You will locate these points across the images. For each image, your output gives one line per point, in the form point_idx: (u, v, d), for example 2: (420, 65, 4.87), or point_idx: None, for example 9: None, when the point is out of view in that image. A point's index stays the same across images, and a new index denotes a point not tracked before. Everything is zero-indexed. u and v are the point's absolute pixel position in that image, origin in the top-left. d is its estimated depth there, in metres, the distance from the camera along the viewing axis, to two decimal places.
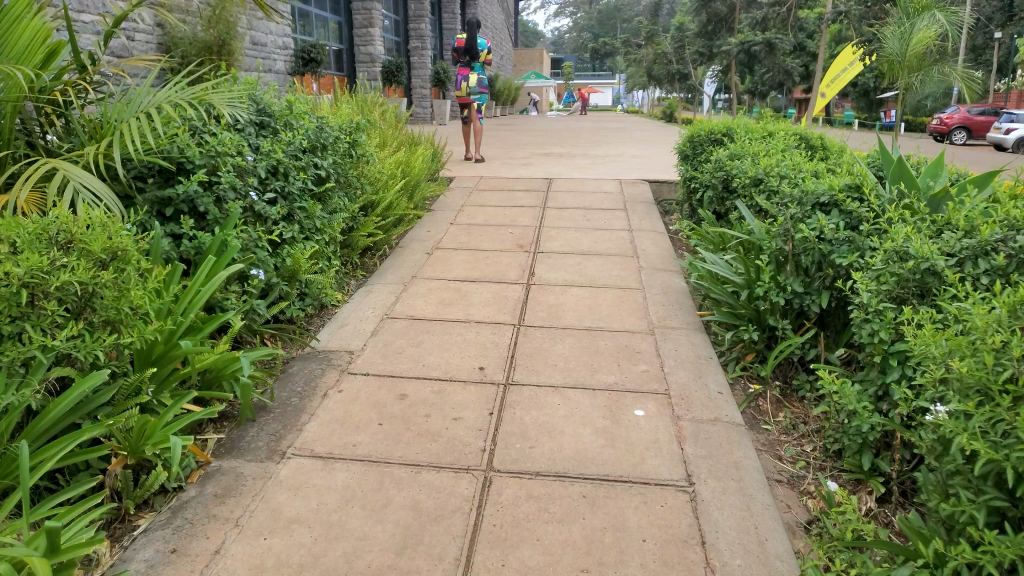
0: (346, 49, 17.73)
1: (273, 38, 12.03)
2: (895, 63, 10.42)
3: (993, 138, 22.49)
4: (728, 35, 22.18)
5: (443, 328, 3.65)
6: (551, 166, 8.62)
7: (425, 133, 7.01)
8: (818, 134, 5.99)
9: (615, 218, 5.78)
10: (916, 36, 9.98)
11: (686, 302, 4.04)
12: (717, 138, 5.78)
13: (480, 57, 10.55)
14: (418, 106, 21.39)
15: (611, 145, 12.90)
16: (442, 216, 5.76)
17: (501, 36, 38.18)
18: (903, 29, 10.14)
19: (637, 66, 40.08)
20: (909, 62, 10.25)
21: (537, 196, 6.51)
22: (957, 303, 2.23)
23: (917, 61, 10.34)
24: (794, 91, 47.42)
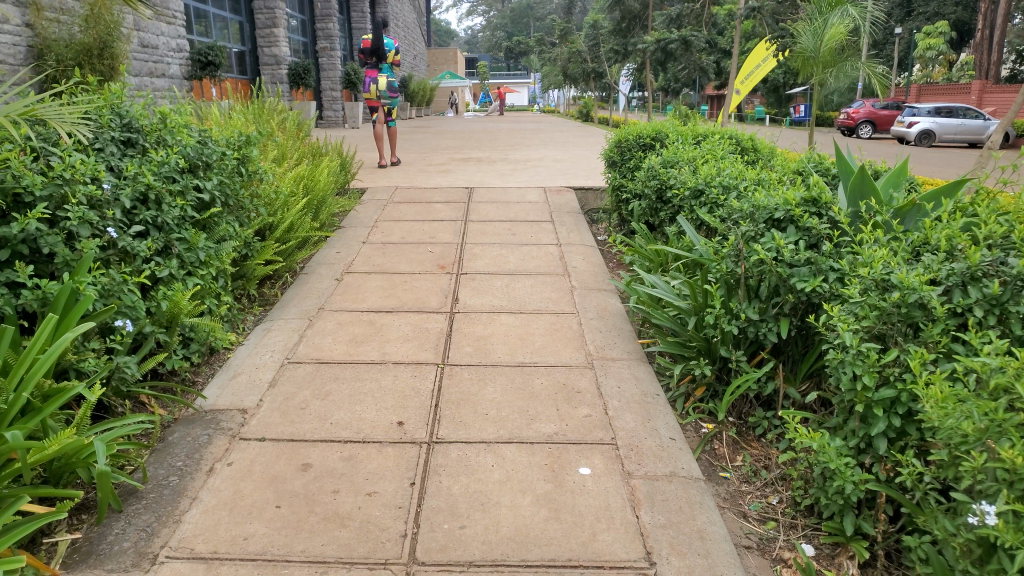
0: (249, 50, 16.83)
1: (165, 40, 11.17)
2: (810, 59, 10.54)
3: (897, 131, 23.51)
4: (642, 34, 22.26)
5: (354, 373, 3.17)
6: (472, 173, 8.22)
7: (332, 142, 6.48)
8: (747, 136, 5.79)
9: (543, 232, 5.41)
10: (828, 32, 10.10)
11: (624, 327, 3.69)
12: (645, 144, 5.49)
13: (390, 58, 10.02)
14: (329, 109, 20.63)
15: (531, 147, 12.60)
16: (353, 235, 5.26)
17: (413, 34, 37.50)
18: (816, 26, 10.26)
19: (551, 65, 40.14)
20: (824, 56, 10.35)
21: (457, 208, 6.09)
22: (960, 351, 1.98)
23: (831, 57, 10.45)
24: (705, 88, 48.56)
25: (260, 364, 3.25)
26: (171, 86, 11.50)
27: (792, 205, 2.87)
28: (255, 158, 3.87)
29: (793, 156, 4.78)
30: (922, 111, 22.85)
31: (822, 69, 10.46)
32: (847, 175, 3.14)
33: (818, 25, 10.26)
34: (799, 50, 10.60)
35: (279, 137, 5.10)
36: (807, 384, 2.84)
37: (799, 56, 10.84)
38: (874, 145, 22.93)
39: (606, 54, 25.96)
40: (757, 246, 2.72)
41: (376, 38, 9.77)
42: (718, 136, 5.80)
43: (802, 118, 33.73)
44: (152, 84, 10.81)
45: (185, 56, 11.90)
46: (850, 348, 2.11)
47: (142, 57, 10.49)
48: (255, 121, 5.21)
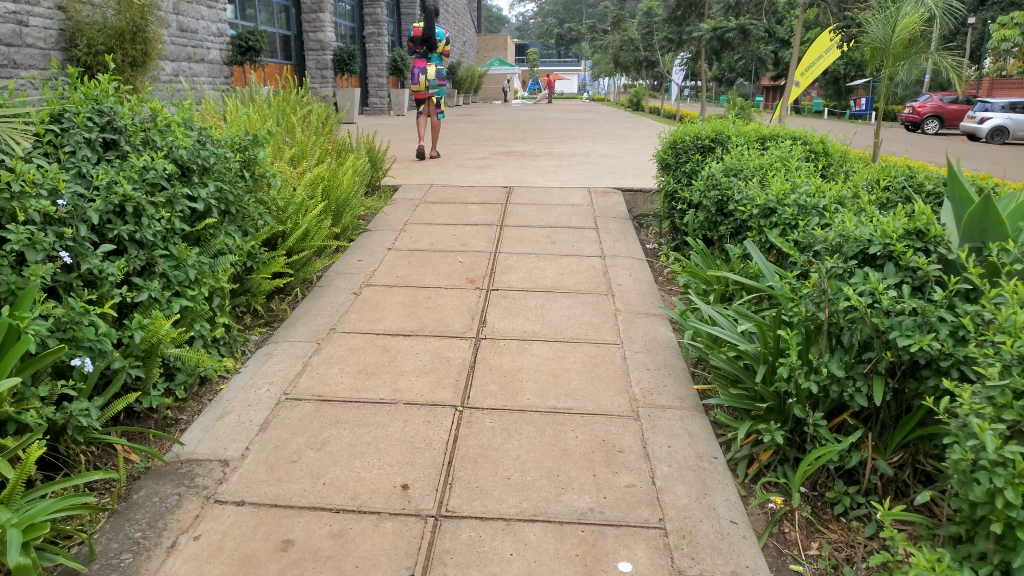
0: (294, 35, 16.63)
1: (204, 24, 10.90)
2: (879, 51, 9.79)
3: (965, 127, 22.27)
4: (698, 21, 21.41)
5: (359, 414, 2.73)
6: (513, 169, 7.75)
7: (364, 137, 6.08)
8: (817, 139, 5.19)
9: (587, 241, 4.91)
10: (901, 22, 9.34)
11: (676, 363, 3.18)
12: (703, 147, 4.94)
13: (439, 48, 9.58)
14: (376, 96, 20.45)
15: (580, 139, 12.04)
16: (379, 240, 4.84)
17: (464, 21, 37.16)
18: (888, 15, 9.52)
19: (602, 52, 39.28)
20: (897, 49, 9.58)
21: (493, 210, 5.63)
22: None
23: (904, 49, 9.67)
24: (761, 79, 47.11)
25: (255, 400, 2.85)
26: (210, 71, 11.23)
27: (892, 238, 2.32)
28: (264, 159, 3.47)
29: (873, 168, 4.21)
30: (996, 106, 21.63)
31: (893, 62, 9.69)
32: (959, 192, 2.56)
33: (890, 15, 9.51)
34: (867, 41, 9.84)
35: (301, 132, 4.69)
36: (898, 456, 2.35)
37: (868, 48, 10.07)
38: (941, 141, 21.72)
39: (659, 42, 25.15)
40: (850, 290, 2.20)
41: (426, 26, 9.32)
42: (782, 139, 5.23)
43: (862, 112, 32.31)
44: (188, 69, 10.52)
45: (226, 41, 11.62)
46: (986, 450, 1.60)
47: (180, 41, 10.22)
48: (276, 116, 4.82)
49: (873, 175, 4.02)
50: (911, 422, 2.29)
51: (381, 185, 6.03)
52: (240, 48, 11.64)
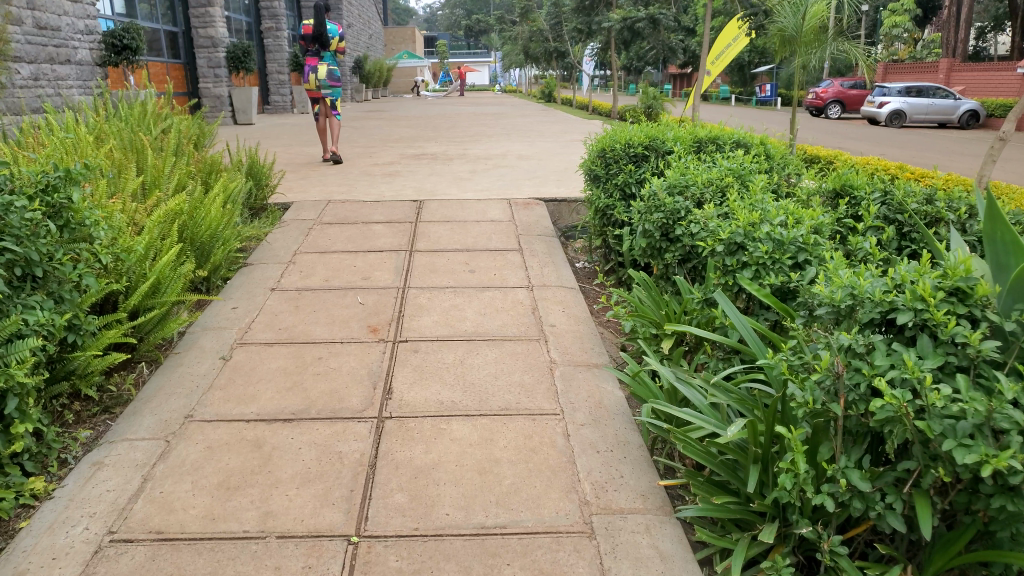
0: (181, 32, 15.25)
1: (69, 21, 9.61)
2: (789, 39, 9.62)
3: (865, 111, 22.74)
4: (607, 11, 21.13)
5: (210, 566, 1.95)
6: (423, 177, 7.02)
7: (244, 154, 5.22)
8: (756, 142, 4.68)
9: (510, 267, 4.23)
10: (810, 10, 9.27)
11: (632, 439, 2.55)
12: (636, 157, 4.33)
13: (332, 45, 8.73)
14: (277, 93, 19.37)
15: (494, 138, 11.37)
16: (259, 278, 4.03)
17: (369, 13, 35.88)
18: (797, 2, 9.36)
19: (512, 43, 38.74)
20: (807, 36, 9.48)
21: (400, 232, 4.89)
22: None
23: (814, 37, 9.61)
24: (669, 68, 47.64)
25: (62, 549, 2.02)
26: (79, 74, 9.95)
27: (928, 301, 1.70)
28: (83, 203, 2.64)
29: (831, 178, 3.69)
30: (893, 91, 22.13)
31: (804, 50, 9.59)
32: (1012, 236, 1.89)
33: (798, 2, 9.43)
34: (777, 29, 9.71)
35: (154, 154, 3.83)
36: None
37: (778, 36, 9.98)
38: (843, 126, 22.18)
39: (569, 33, 24.76)
40: (882, 383, 1.58)
41: (318, 22, 8.48)
42: (719, 145, 4.68)
43: (768, 98, 32.98)
44: (52, 72, 9.24)
45: (96, 40, 10.33)
46: None
47: (39, 40, 8.92)
48: (121, 135, 3.93)
49: (834, 188, 3.52)
50: (958, 541, 1.65)
51: (267, 208, 5.21)
52: (113, 47, 10.34)
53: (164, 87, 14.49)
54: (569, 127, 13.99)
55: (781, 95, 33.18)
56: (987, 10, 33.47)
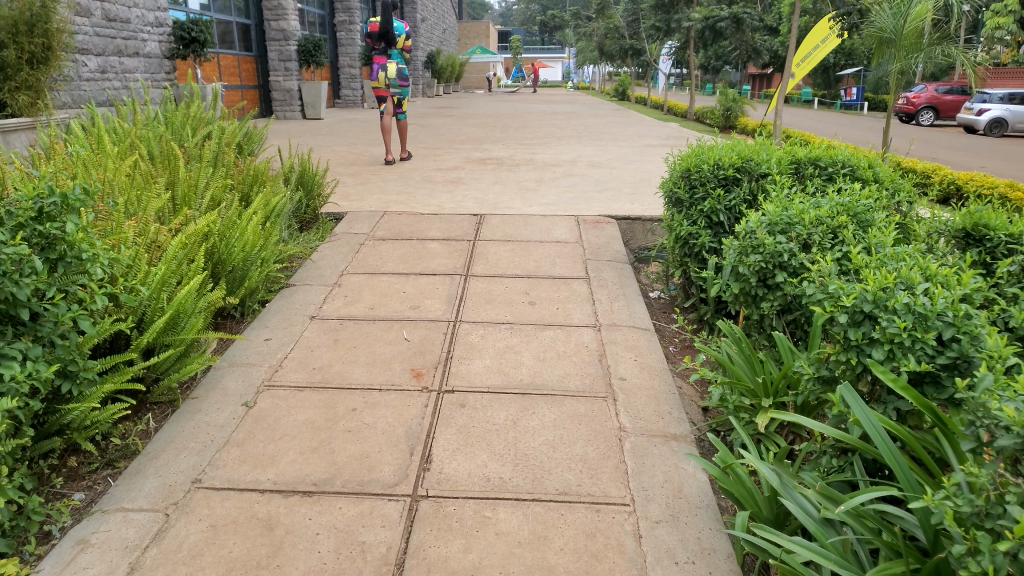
0: (254, 25, 15.30)
1: (139, 13, 9.59)
2: (890, 43, 9.06)
3: (962, 118, 21.26)
4: (687, 9, 20.35)
5: None
6: (487, 186, 6.62)
7: (295, 162, 4.93)
8: (864, 165, 4.08)
9: (575, 299, 3.77)
10: (914, 11, 8.72)
11: (719, 547, 2.07)
12: (725, 180, 3.80)
13: (400, 43, 8.41)
14: (348, 88, 19.38)
15: (565, 142, 10.90)
16: (300, 302, 3.68)
17: (444, 9, 35.87)
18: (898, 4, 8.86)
19: (587, 39, 38.14)
20: (908, 39, 8.93)
21: (457, 250, 4.49)
22: None
23: (917, 41, 9.00)
24: (748, 68, 46.15)
25: None
26: (148, 67, 9.91)
27: None
28: (83, 233, 2.28)
29: (961, 215, 3.14)
30: (994, 98, 20.64)
31: (904, 55, 9.04)
32: None
33: (901, 3, 8.90)
34: (876, 31, 9.18)
35: (189, 165, 3.54)
36: None
37: (876, 39, 9.41)
38: (937, 134, 20.82)
39: (646, 31, 24.05)
40: None
41: (385, 18, 8.18)
42: (821, 169, 4.10)
43: (853, 102, 31.46)
44: (119, 64, 9.19)
45: (165, 32, 10.30)
46: None
47: (107, 32, 8.90)
48: (154, 145, 3.66)
49: (964, 229, 3.03)
50: None
51: (319, 221, 4.90)
52: (181, 39, 10.27)
53: (235, 81, 14.53)
54: (643, 131, 13.40)
55: (868, 99, 31.60)
56: None
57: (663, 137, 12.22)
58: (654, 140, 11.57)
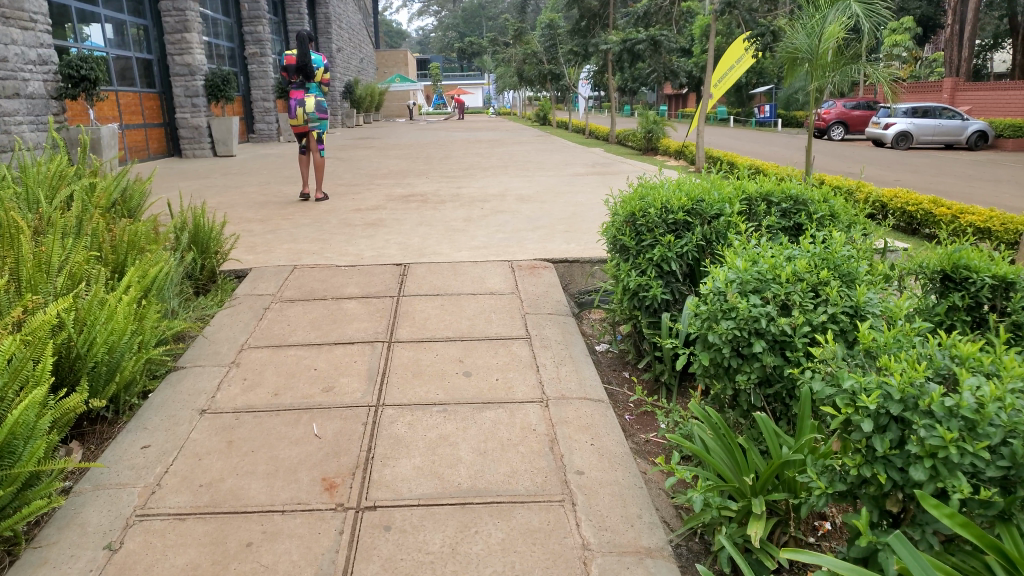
0: (156, 60, 14.39)
1: (18, 50, 8.63)
2: (807, 63, 9.07)
3: (871, 132, 22.07)
4: (604, 33, 20.43)
5: None
6: (411, 227, 6.14)
7: (186, 219, 4.31)
8: (818, 197, 3.75)
9: (516, 365, 3.28)
10: (826, 30, 8.70)
11: None
12: (675, 226, 3.39)
13: (318, 76, 7.87)
14: (262, 121, 18.63)
15: (491, 172, 10.52)
16: (189, 391, 3.07)
17: (361, 37, 35.39)
18: (812, 24, 8.88)
19: (506, 64, 38.23)
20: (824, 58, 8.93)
21: (378, 309, 3.97)
22: None
23: (832, 59, 9.01)
24: (664, 88, 47.17)
25: None
26: (31, 109, 8.94)
27: None
28: None
29: (936, 252, 2.81)
30: (898, 112, 21.43)
31: (822, 73, 9.05)
32: None
33: (814, 24, 8.86)
34: (792, 50, 9.16)
35: (39, 238, 2.91)
36: None
37: (792, 58, 9.39)
38: (850, 148, 21.47)
39: (565, 56, 24.12)
40: None
41: (301, 51, 7.64)
42: (773, 204, 3.76)
43: (768, 120, 32.40)
44: None
45: (52, 70, 9.32)
46: None
47: None
48: None
49: (941, 270, 2.69)
50: None
51: (217, 284, 4.30)
52: (69, 78, 9.34)
53: (137, 119, 13.59)
54: (570, 157, 13.17)
55: (781, 115, 32.56)
56: (989, 27, 32.87)
57: (590, 163, 12.00)
58: (582, 166, 11.32)
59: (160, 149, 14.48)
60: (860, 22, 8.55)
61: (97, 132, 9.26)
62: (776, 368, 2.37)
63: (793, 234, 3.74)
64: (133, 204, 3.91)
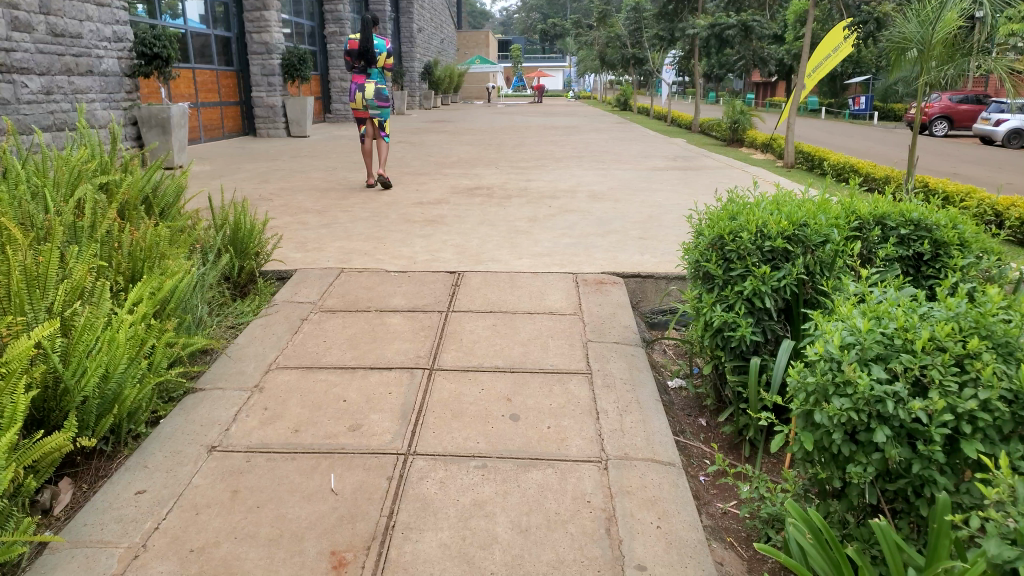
0: (234, 38, 14.43)
1: (92, 26, 8.57)
2: (917, 54, 8.18)
3: (979, 128, 20.37)
4: (692, 16, 19.47)
5: None
6: (472, 226, 5.74)
7: (225, 218, 4.01)
8: (946, 220, 3.14)
9: (575, 407, 2.82)
10: (942, 18, 7.79)
11: None
12: (772, 256, 2.86)
13: (380, 61, 7.53)
14: (338, 102, 18.61)
15: (564, 165, 10.04)
16: (203, 422, 2.74)
17: (444, 18, 35.25)
18: (925, 11, 7.99)
19: (589, 47, 37.45)
20: (937, 49, 8.00)
21: (424, 325, 3.58)
22: None
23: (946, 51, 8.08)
24: (752, 76, 45.39)
25: None
26: (104, 86, 8.87)
27: None
28: None
29: None
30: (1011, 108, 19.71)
31: (934, 65, 8.12)
32: None
33: (929, 11, 7.94)
34: (901, 39, 8.26)
35: (37, 246, 2.63)
36: None
37: (899, 48, 8.51)
38: (953, 146, 19.97)
39: (650, 40, 23.27)
40: None
41: (364, 36, 7.31)
42: (889, 228, 3.18)
43: (862, 111, 30.62)
44: (69, 84, 8.22)
45: (126, 48, 9.24)
46: None
47: (53, 49, 7.96)
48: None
49: None
50: None
51: (256, 286, 3.99)
52: (143, 55, 9.22)
53: (213, 98, 13.62)
54: (649, 149, 12.52)
55: (877, 107, 30.74)
56: None
57: (670, 156, 11.36)
58: (662, 160, 10.70)
59: (235, 128, 14.55)
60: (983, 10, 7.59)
61: (166, 112, 9.22)
62: (901, 461, 1.87)
63: (912, 264, 3.15)
64: (163, 202, 3.64)
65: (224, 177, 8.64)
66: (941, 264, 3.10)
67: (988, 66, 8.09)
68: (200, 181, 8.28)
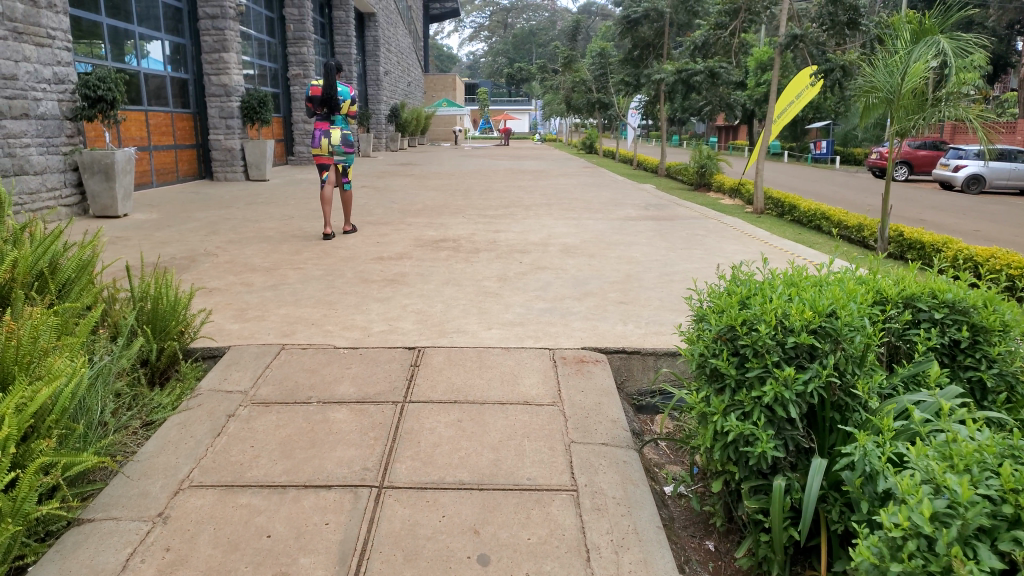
0: (192, 80, 13.84)
1: (29, 67, 7.91)
2: (887, 104, 7.95)
3: (937, 174, 20.50)
4: (658, 62, 19.46)
5: None
6: (435, 288, 5.20)
7: (142, 294, 3.43)
8: (982, 300, 2.68)
9: (560, 544, 2.29)
10: (910, 69, 7.60)
11: None
12: (795, 354, 2.37)
13: (345, 108, 7.04)
14: (301, 145, 18.10)
15: (534, 214, 9.58)
16: (80, 573, 2.12)
17: (410, 60, 35.13)
18: (893, 61, 7.81)
19: (556, 91, 37.57)
20: (906, 98, 7.75)
21: (376, 421, 3.01)
22: None
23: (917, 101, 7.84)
24: (715, 120, 45.93)
25: None
26: (43, 131, 8.16)
27: None
28: None
29: None
30: (970, 154, 19.93)
31: (903, 116, 7.86)
32: None
33: (896, 61, 7.79)
34: (869, 88, 8.04)
35: None
36: None
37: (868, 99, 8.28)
38: (917, 191, 20.06)
39: (616, 85, 23.26)
40: None
41: (326, 81, 6.83)
42: (917, 312, 2.72)
43: (824, 156, 30.98)
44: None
45: (68, 90, 8.57)
46: None
47: None
48: None
49: None
50: None
51: (180, 371, 3.39)
52: (86, 97, 8.55)
53: (167, 140, 12.97)
54: (619, 196, 12.15)
55: (838, 152, 31.13)
56: None
57: (642, 204, 11.00)
58: (633, 209, 10.32)
59: (191, 172, 13.90)
60: (949, 58, 7.46)
61: (110, 156, 8.59)
62: None
63: (947, 353, 2.66)
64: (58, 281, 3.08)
65: (170, 227, 8.00)
66: (982, 352, 2.61)
67: (960, 117, 7.81)
68: (142, 232, 7.63)
